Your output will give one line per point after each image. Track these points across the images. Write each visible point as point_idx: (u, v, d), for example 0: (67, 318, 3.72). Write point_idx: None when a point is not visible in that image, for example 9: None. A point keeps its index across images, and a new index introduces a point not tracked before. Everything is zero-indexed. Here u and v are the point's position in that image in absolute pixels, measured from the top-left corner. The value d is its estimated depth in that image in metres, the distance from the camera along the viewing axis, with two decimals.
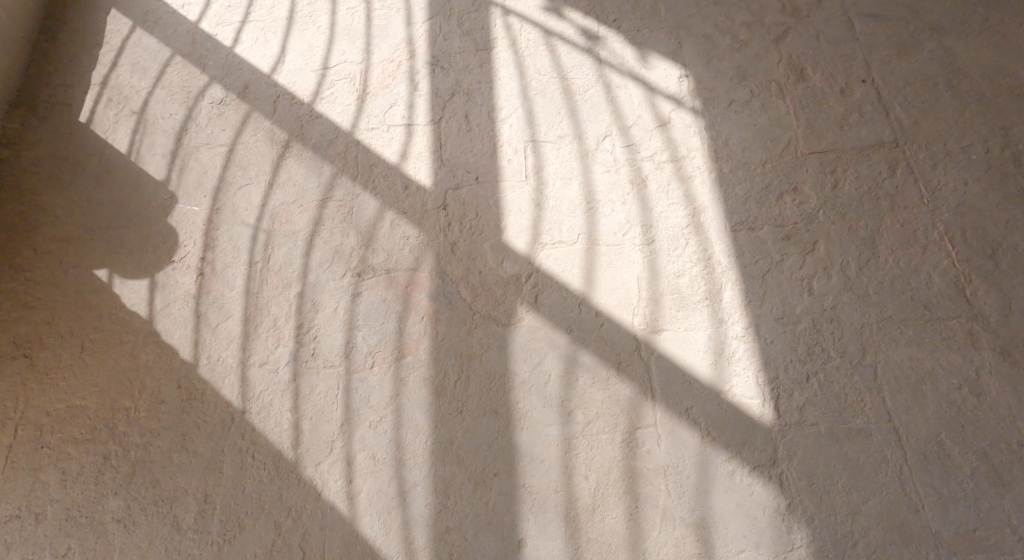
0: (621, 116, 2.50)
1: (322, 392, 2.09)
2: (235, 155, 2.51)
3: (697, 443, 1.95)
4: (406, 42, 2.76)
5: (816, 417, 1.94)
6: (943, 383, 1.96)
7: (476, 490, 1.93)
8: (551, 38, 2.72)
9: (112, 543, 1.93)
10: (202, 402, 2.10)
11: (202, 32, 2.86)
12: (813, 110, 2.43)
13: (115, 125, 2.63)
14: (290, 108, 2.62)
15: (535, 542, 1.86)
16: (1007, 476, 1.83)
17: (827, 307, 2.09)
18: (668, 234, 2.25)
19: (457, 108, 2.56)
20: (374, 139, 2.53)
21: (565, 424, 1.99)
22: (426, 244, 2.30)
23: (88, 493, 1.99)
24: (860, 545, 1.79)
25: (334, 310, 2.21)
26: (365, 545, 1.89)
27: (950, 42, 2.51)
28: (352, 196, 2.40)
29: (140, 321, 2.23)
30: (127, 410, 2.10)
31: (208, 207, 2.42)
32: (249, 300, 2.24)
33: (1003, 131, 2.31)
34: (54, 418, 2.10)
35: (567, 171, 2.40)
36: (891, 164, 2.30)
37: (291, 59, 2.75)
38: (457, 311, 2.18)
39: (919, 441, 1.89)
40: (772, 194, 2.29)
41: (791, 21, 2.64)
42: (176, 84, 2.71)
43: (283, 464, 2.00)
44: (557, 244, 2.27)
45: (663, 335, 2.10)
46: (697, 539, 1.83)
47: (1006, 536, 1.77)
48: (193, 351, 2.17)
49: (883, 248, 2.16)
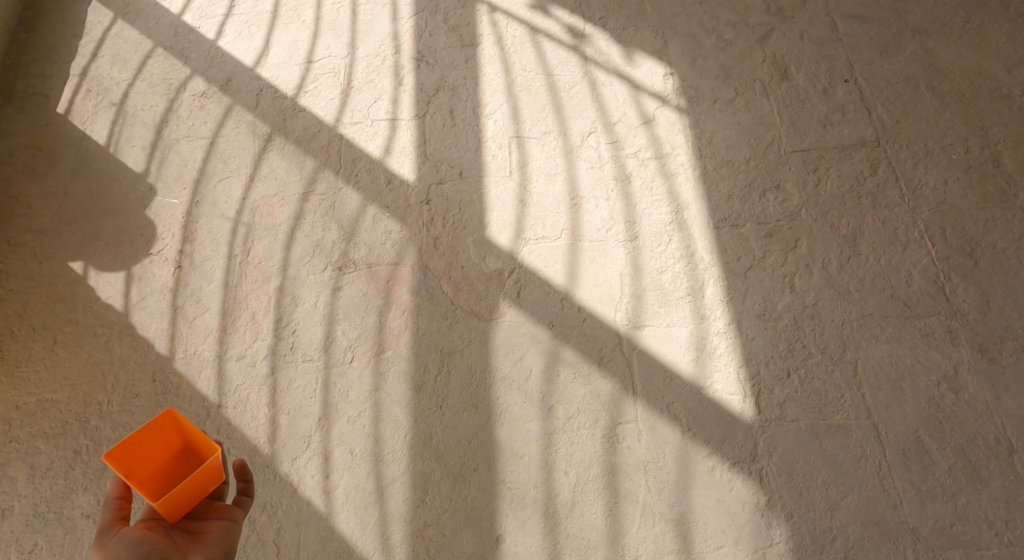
0: (606, 113, 2.50)
1: (300, 386, 2.07)
2: (215, 149, 2.49)
3: (677, 439, 1.94)
4: (391, 37, 2.74)
5: (796, 413, 1.94)
6: (922, 379, 1.96)
7: (454, 485, 1.91)
8: (537, 35, 2.71)
9: (80, 538, 1.90)
10: (177, 396, 2.07)
11: (185, 24, 2.84)
12: (796, 109, 2.44)
13: (93, 117, 2.60)
14: (272, 102, 2.60)
15: (514, 538, 1.85)
16: (984, 472, 1.84)
17: (809, 304, 2.09)
18: (651, 231, 2.25)
19: (442, 103, 2.55)
20: (358, 133, 2.51)
21: (545, 419, 1.99)
22: (409, 238, 2.29)
23: (57, 489, 1.96)
24: (838, 541, 1.79)
25: (314, 305, 2.19)
26: (341, 540, 1.87)
27: (932, 43, 2.52)
28: (334, 190, 2.39)
29: (115, 314, 2.21)
30: (100, 405, 2.07)
31: (188, 200, 2.40)
32: (227, 294, 2.22)
33: (982, 131, 2.32)
34: (24, 412, 2.07)
35: (552, 167, 2.39)
36: (872, 163, 2.31)
37: (274, 53, 2.73)
38: (439, 307, 2.16)
39: (898, 438, 1.89)
40: (755, 191, 2.29)
41: (776, 21, 2.64)
42: (157, 77, 2.69)
43: (259, 458, 1.98)
44: (539, 239, 2.26)
45: (645, 331, 2.09)
46: (677, 535, 1.82)
47: (984, 532, 1.77)
48: (169, 345, 2.15)
49: (864, 246, 2.17)
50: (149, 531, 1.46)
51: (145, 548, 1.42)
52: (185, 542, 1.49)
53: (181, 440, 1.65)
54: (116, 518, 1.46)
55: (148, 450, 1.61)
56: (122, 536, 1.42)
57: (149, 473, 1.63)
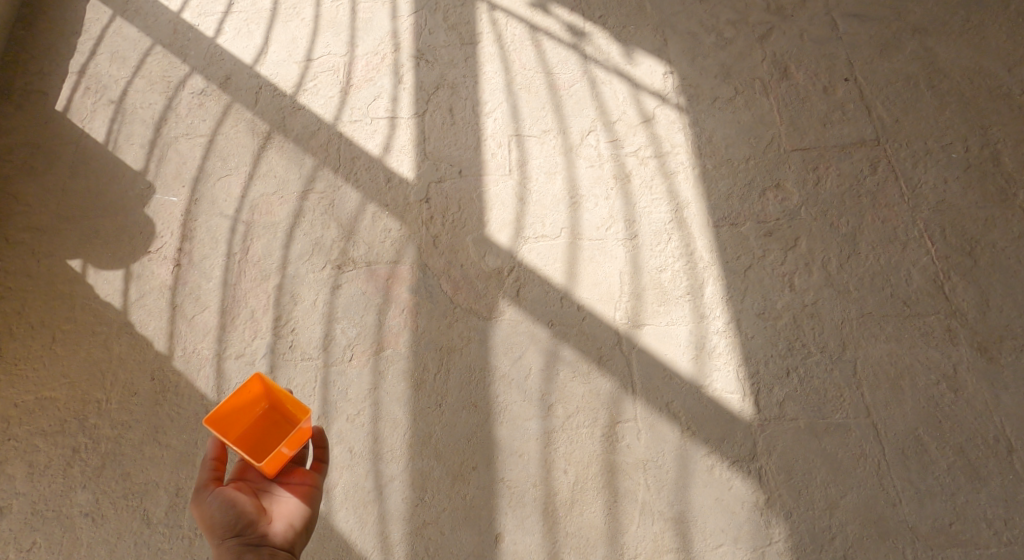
0: (606, 111, 2.49)
1: (299, 385, 2.07)
2: (214, 147, 2.49)
3: (677, 438, 1.94)
4: (391, 35, 2.74)
5: (795, 412, 1.94)
6: (921, 378, 1.96)
7: (454, 483, 1.91)
8: (537, 34, 2.71)
9: (79, 537, 1.90)
10: (176, 394, 2.07)
11: (184, 22, 2.83)
12: (796, 108, 2.43)
13: (92, 115, 2.60)
14: (271, 100, 2.59)
15: (513, 536, 1.85)
16: (983, 471, 1.84)
17: (808, 303, 2.09)
18: (651, 230, 2.24)
19: (441, 102, 2.55)
20: (357, 131, 2.51)
21: (545, 418, 1.98)
22: (408, 237, 2.28)
23: (56, 486, 1.96)
24: (837, 540, 1.79)
25: (313, 303, 2.19)
26: (340, 538, 1.87)
27: (932, 42, 2.52)
28: (333, 188, 2.38)
29: (114, 312, 2.20)
30: (99, 403, 2.07)
31: (187, 198, 2.39)
32: (226, 292, 2.22)
33: (981, 130, 2.32)
34: (23, 410, 2.06)
35: (551, 166, 2.39)
36: (872, 162, 2.31)
37: (273, 51, 2.73)
38: (438, 305, 2.16)
39: (897, 437, 1.89)
40: (754, 190, 2.29)
41: (776, 19, 2.64)
42: (156, 74, 2.68)
43: None
44: (538, 238, 2.26)
45: (645, 330, 2.09)
46: (676, 534, 1.82)
47: (983, 531, 1.77)
48: (168, 343, 2.15)
49: (864, 245, 2.17)
50: (241, 490, 1.52)
51: (237, 511, 1.46)
52: (272, 504, 1.56)
53: (267, 401, 1.78)
54: (211, 477, 1.52)
55: (234, 408, 1.72)
56: (217, 495, 1.46)
57: (231, 429, 1.73)
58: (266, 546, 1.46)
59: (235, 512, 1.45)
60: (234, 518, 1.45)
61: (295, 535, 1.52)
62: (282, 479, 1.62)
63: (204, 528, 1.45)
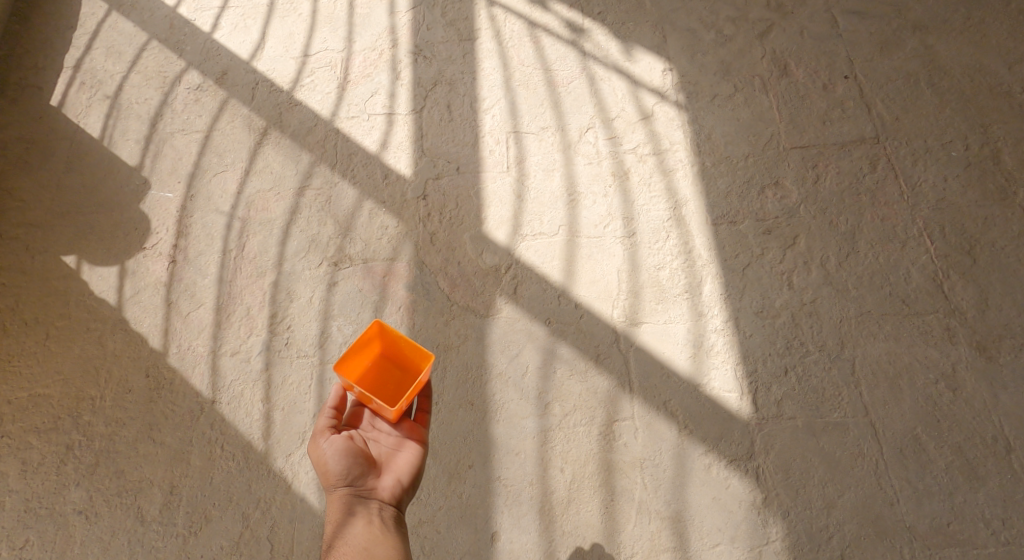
0: (604, 108, 2.48)
1: (294, 382, 2.06)
2: (210, 143, 2.47)
3: (674, 437, 1.93)
4: (388, 30, 2.72)
5: (793, 411, 1.93)
6: (920, 377, 1.95)
7: (450, 482, 1.91)
8: (535, 30, 2.69)
9: (73, 534, 1.89)
10: (170, 391, 2.06)
11: (180, 16, 2.81)
12: (796, 105, 2.42)
13: (87, 110, 2.58)
14: (268, 95, 2.58)
15: (509, 535, 1.85)
16: (981, 470, 1.84)
17: (807, 302, 2.08)
18: (649, 227, 2.23)
19: (439, 98, 2.54)
20: (354, 128, 2.49)
21: (542, 416, 1.98)
22: (405, 234, 2.27)
23: (49, 484, 1.95)
24: (834, 539, 1.79)
25: (309, 300, 2.17)
26: None
27: (932, 40, 2.50)
28: (330, 185, 2.37)
29: (108, 309, 2.19)
30: (93, 400, 2.05)
31: (182, 194, 2.38)
32: (221, 289, 2.20)
33: (981, 129, 2.31)
34: (16, 406, 2.05)
35: (549, 163, 2.38)
36: (872, 160, 2.30)
37: (270, 46, 2.71)
38: (435, 303, 2.15)
39: (895, 436, 1.89)
40: (753, 188, 2.28)
41: (776, 16, 2.62)
42: (152, 70, 2.66)
43: (253, 455, 1.97)
44: (536, 235, 2.25)
45: (643, 328, 2.08)
46: (673, 533, 1.82)
47: (980, 530, 1.78)
48: (163, 340, 2.13)
49: (863, 243, 2.16)
50: (353, 441, 1.68)
51: (349, 462, 1.64)
52: (383, 454, 1.71)
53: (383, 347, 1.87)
54: (330, 425, 1.70)
55: (356, 353, 1.83)
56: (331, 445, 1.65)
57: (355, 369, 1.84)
58: (374, 500, 1.64)
59: (345, 466, 1.64)
60: (345, 470, 1.64)
61: (402, 491, 1.67)
62: (394, 428, 1.74)
63: (322, 472, 1.65)
